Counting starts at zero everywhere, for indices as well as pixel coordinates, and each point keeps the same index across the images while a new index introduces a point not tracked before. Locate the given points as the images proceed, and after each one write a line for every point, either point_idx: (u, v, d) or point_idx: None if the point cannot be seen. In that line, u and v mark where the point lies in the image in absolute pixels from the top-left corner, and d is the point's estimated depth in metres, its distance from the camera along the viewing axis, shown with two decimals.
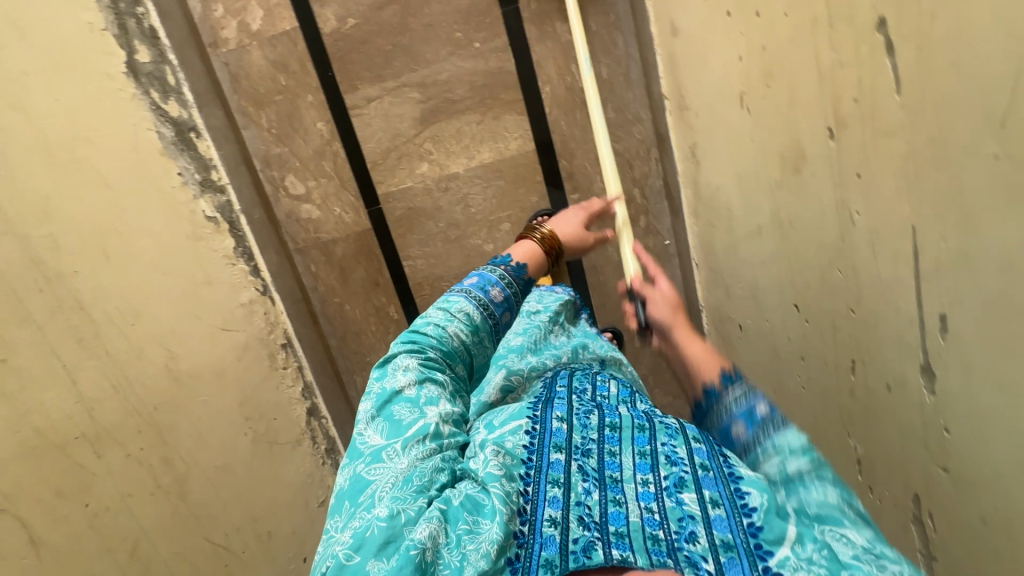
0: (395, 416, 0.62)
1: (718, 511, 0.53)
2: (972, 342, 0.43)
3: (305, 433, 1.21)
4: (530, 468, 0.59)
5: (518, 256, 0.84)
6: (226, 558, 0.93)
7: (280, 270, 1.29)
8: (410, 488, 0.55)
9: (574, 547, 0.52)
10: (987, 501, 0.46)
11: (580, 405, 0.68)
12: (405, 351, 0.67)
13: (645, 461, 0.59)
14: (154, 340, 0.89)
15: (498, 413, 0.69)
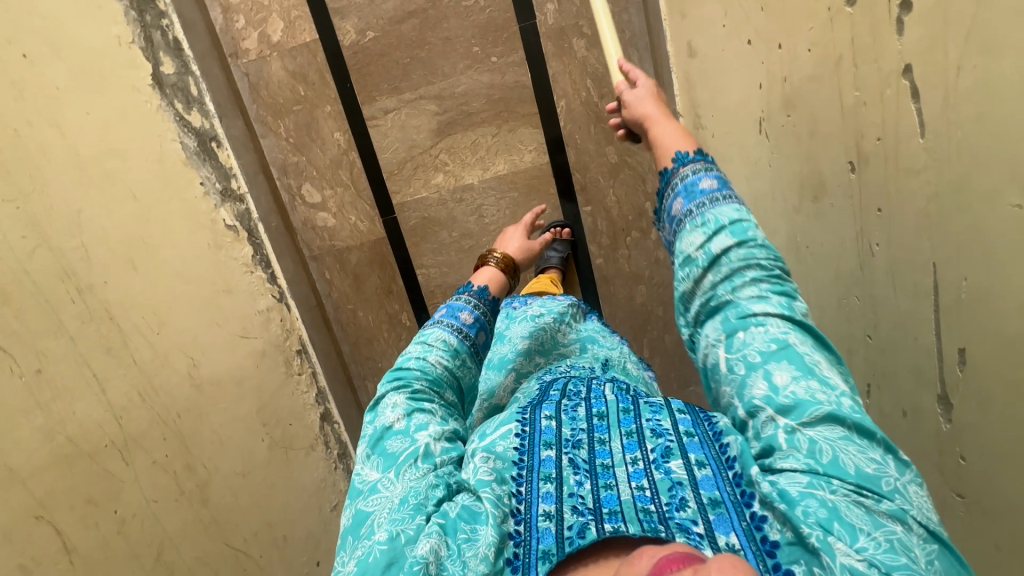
0: (388, 450, 0.60)
1: (705, 471, 0.50)
2: (989, 379, 0.44)
3: (319, 437, 1.26)
4: (522, 468, 0.55)
5: (478, 280, 0.84)
6: (244, 563, 0.95)
7: (294, 277, 1.31)
8: (407, 508, 0.53)
9: (569, 533, 0.48)
10: (1000, 528, 0.47)
11: (568, 401, 0.63)
12: (392, 388, 0.67)
13: (632, 441, 0.55)
14: (179, 349, 0.91)
15: (492, 421, 0.65)
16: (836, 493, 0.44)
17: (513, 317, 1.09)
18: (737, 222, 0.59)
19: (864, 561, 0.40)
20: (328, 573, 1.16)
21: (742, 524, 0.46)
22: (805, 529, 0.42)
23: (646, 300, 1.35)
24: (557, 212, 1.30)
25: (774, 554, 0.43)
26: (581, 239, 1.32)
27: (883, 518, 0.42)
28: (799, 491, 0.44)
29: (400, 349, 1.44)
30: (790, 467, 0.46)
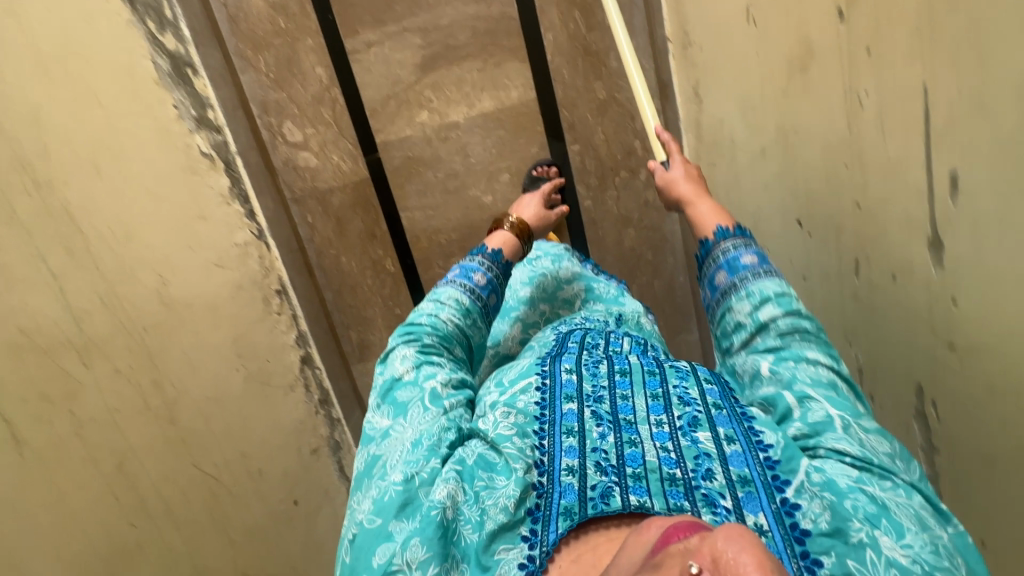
0: (398, 399, 0.67)
1: (734, 447, 0.54)
2: (983, 196, 0.42)
3: (298, 379, 1.22)
4: (544, 423, 0.61)
5: (493, 243, 0.91)
6: (215, 488, 0.91)
7: (275, 217, 1.28)
8: (421, 451, 0.59)
9: (591, 493, 0.52)
10: (993, 367, 0.45)
11: (589, 358, 0.70)
12: (403, 342, 0.73)
13: (657, 403, 0.60)
14: (147, 265, 0.88)
15: (511, 370, 0.73)
16: (883, 491, 0.49)
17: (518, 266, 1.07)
18: (784, 296, 0.65)
19: (906, 555, 0.44)
20: (306, 513, 1.14)
21: (772, 505, 0.49)
22: (852, 520, 0.47)
23: (635, 245, 1.33)
24: (544, 151, 1.27)
25: (803, 541, 0.46)
26: (570, 180, 1.28)
27: (925, 519, 0.48)
28: (849, 485, 0.49)
29: (384, 297, 1.42)
30: (842, 450, 0.53)
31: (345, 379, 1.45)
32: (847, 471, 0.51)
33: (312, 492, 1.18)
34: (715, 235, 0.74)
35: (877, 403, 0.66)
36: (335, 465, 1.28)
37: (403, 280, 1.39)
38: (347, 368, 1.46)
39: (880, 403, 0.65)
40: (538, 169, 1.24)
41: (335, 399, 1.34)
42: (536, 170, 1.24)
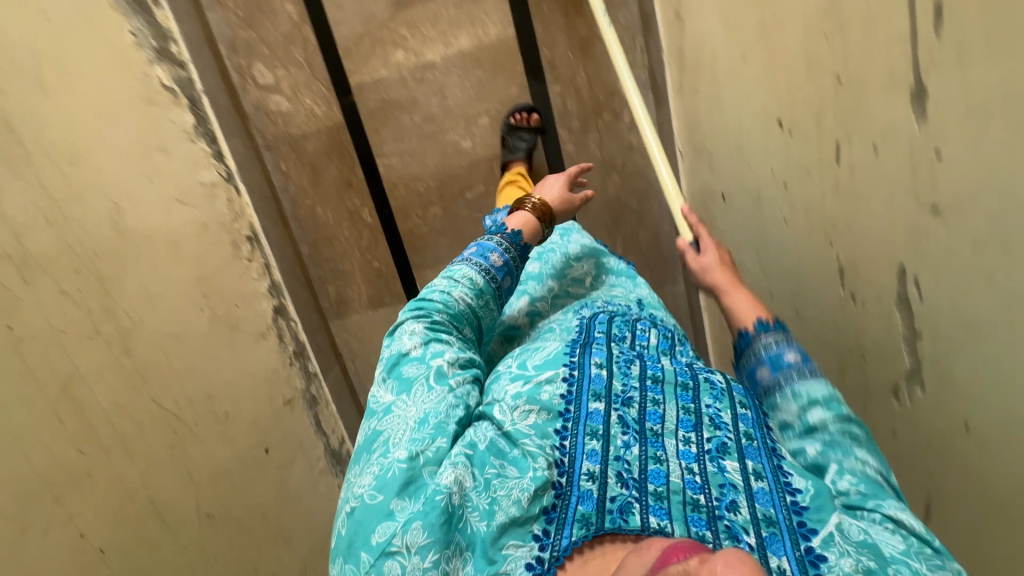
0: (404, 375, 0.61)
1: (761, 484, 0.52)
2: (965, 17, 0.36)
3: (271, 328, 1.18)
4: (567, 420, 0.58)
5: (512, 225, 0.80)
6: (175, 426, 0.87)
7: (245, 162, 1.23)
8: (427, 429, 0.56)
9: (611, 505, 0.50)
10: (977, 222, 0.39)
11: (620, 354, 0.67)
12: (412, 316, 0.66)
13: (688, 419, 0.58)
14: (98, 189, 0.84)
15: (534, 354, 0.68)
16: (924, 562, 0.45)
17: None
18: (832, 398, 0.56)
19: None
20: (278, 462, 1.10)
21: (795, 552, 0.47)
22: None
23: (619, 192, 1.29)
24: (524, 93, 1.24)
25: None
26: (551, 124, 1.25)
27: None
28: (893, 556, 0.45)
29: (362, 249, 1.38)
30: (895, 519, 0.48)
31: (322, 334, 1.40)
32: (893, 542, 0.47)
33: (286, 442, 1.14)
34: (754, 328, 0.65)
35: (861, 301, 0.57)
36: (310, 418, 1.25)
37: (381, 231, 1.36)
38: (324, 324, 1.42)
39: (860, 305, 0.58)
40: (515, 116, 1.21)
41: (311, 351, 1.31)
42: (513, 117, 1.22)
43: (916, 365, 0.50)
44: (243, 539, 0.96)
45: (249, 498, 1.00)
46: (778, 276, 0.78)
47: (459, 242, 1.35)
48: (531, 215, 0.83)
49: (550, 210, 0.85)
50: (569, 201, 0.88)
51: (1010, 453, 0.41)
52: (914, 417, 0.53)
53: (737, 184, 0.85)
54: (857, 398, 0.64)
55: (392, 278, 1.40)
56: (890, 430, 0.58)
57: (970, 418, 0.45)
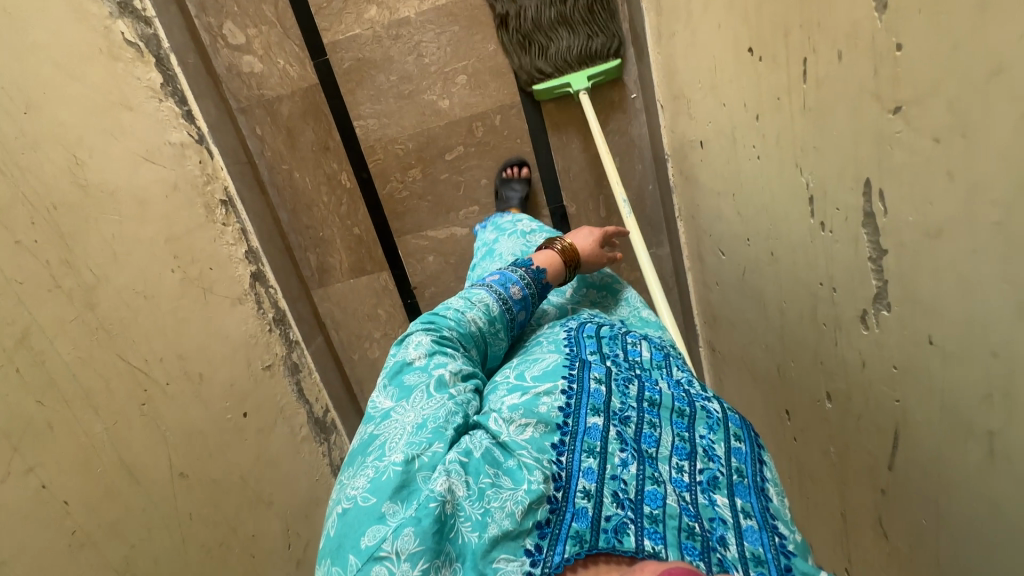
0: (405, 383, 0.55)
1: (750, 522, 0.49)
2: None
3: (249, 293, 1.17)
4: (565, 435, 0.52)
5: (539, 262, 0.74)
6: (146, 384, 0.86)
7: (218, 124, 1.20)
8: (425, 434, 0.49)
9: (606, 525, 0.46)
10: (936, 113, 0.37)
11: (619, 370, 0.60)
12: (421, 328, 0.60)
13: (683, 447, 0.54)
14: (56, 141, 0.82)
15: (532, 364, 0.62)
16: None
17: (518, 220, 0.99)
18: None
19: None
20: (257, 426, 1.09)
21: None
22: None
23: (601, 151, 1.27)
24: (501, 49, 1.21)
25: None
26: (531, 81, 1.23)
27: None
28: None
29: (342, 215, 1.35)
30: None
31: (304, 302, 1.39)
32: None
33: (265, 407, 1.13)
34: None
35: (829, 228, 0.55)
36: (291, 385, 1.23)
37: (361, 196, 1.33)
38: (306, 293, 1.41)
39: (829, 232, 0.55)
40: (506, 171, 1.27)
41: (292, 319, 1.29)
42: (505, 171, 1.28)
43: (882, 285, 0.48)
44: (220, 499, 0.95)
45: (226, 459, 0.99)
46: (753, 218, 0.76)
47: (440, 206, 1.33)
48: (558, 257, 0.76)
49: (578, 257, 0.77)
50: (599, 256, 0.80)
51: (971, 358, 0.39)
52: (881, 342, 0.51)
53: (714, 128, 0.83)
54: (830, 333, 0.61)
55: (373, 245, 1.38)
56: (859, 359, 0.55)
57: (934, 333, 0.43)
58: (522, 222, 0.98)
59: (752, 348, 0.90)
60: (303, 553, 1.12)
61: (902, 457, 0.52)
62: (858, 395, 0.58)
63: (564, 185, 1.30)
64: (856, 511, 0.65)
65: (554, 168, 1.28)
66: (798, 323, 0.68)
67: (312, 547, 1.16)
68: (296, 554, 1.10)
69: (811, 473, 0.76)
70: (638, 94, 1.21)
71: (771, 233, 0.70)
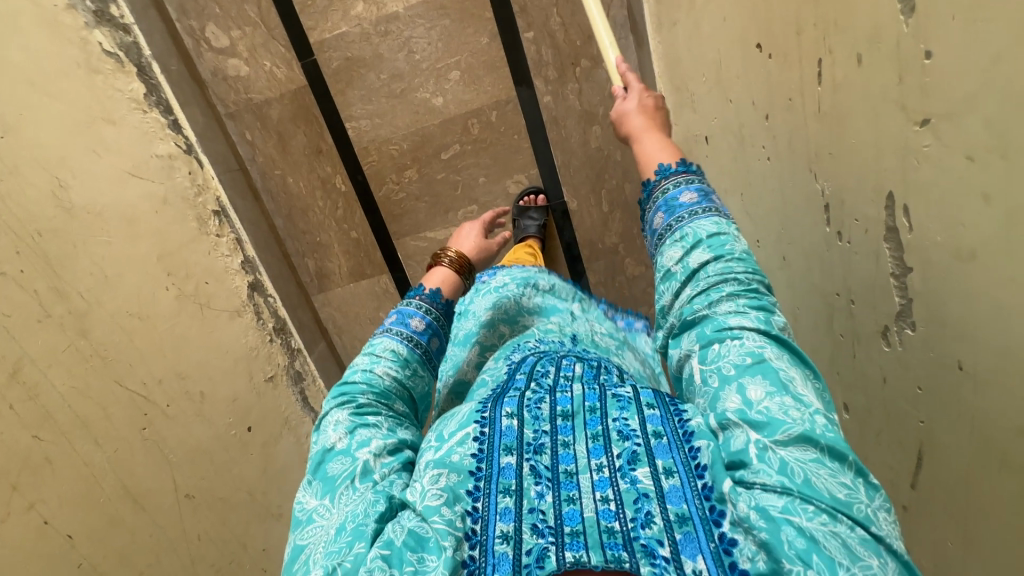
0: (328, 474, 0.51)
1: (672, 482, 0.40)
2: None
3: (247, 305, 1.16)
4: (479, 480, 0.43)
5: (431, 281, 0.84)
6: (146, 408, 0.85)
7: (206, 132, 1.17)
8: (344, 538, 0.44)
9: (526, 560, 0.38)
10: (972, 131, 0.34)
11: (532, 394, 0.50)
12: (336, 405, 0.59)
13: (599, 444, 0.44)
14: (35, 163, 0.79)
15: (445, 420, 0.51)
16: (812, 519, 0.36)
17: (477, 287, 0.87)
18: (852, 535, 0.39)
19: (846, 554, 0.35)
20: (262, 439, 1.09)
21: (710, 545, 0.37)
22: (786, 564, 0.35)
23: (602, 144, 1.22)
24: (495, 42, 1.17)
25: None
26: (526, 74, 1.18)
27: (857, 550, 0.35)
28: (773, 515, 0.37)
29: (338, 219, 1.32)
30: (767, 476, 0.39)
31: (304, 309, 1.37)
32: (772, 500, 0.38)
33: (269, 420, 1.12)
34: None
35: (847, 238, 0.52)
36: (295, 393, 1.23)
37: (356, 199, 1.30)
38: (306, 299, 1.39)
39: (846, 242, 0.52)
40: (524, 200, 1.25)
41: (293, 328, 1.28)
42: (523, 200, 1.26)
43: (906, 303, 0.45)
44: (229, 516, 0.95)
45: (232, 476, 0.98)
46: (763, 220, 0.73)
47: (437, 206, 1.30)
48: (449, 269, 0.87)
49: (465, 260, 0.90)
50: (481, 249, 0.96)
51: (1004, 388, 0.37)
52: (903, 360, 0.48)
53: (719, 123, 0.79)
54: (847, 344, 0.58)
55: (371, 248, 1.35)
56: (880, 375, 0.53)
57: (964, 359, 0.40)
58: (485, 279, 0.89)
59: None
60: None
61: (925, 477, 0.50)
62: (877, 410, 0.56)
63: (564, 181, 1.26)
64: None
65: (553, 163, 1.25)
66: (813, 331, 0.66)
67: None
68: None
69: None
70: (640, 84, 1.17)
71: (784, 237, 0.67)
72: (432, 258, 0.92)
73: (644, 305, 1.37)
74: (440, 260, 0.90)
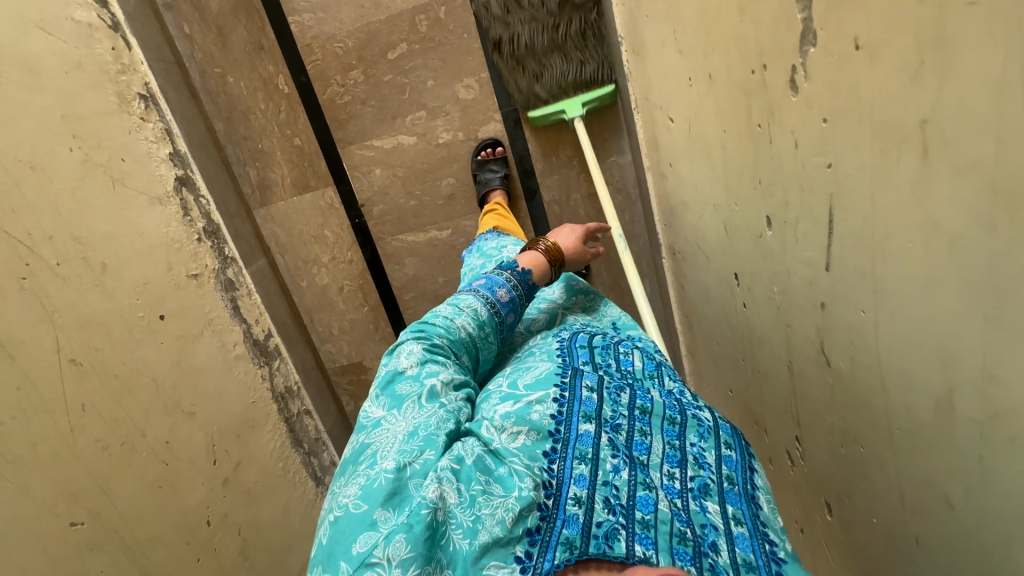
0: (397, 392, 0.57)
1: (740, 529, 0.52)
2: None
3: (173, 196, 1.08)
4: (557, 441, 0.55)
5: (524, 263, 0.77)
6: (27, 258, 0.78)
7: (137, 15, 1.10)
8: (416, 441, 0.51)
9: (597, 530, 0.49)
10: None
11: (611, 380, 0.63)
12: (413, 337, 0.63)
13: (674, 454, 0.57)
14: None
15: (524, 372, 0.64)
16: None
17: (500, 242, 1.04)
18: None
19: None
20: (177, 330, 1.00)
21: None
22: None
23: None
24: None
25: None
26: None
27: None
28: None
29: (281, 124, 1.26)
30: None
31: (244, 220, 1.30)
32: None
33: (189, 316, 1.03)
34: None
35: None
36: (223, 299, 1.14)
37: (300, 101, 1.24)
38: (246, 211, 1.32)
39: None
40: (482, 153, 1.25)
41: (226, 232, 1.21)
42: (481, 154, 1.25)
43: (808, 14, 0.39)
44: (124, 397, 0.87)
45: (134, 357, 0.91)
46: (691, 49, 0.67)
47: (384, 112, 1.24)
48: (542, 256, 0.79)
49: (563, 254, 0.81)
50: (581, 251, 0.84)
51: (895, 29, 0.31)
52: (810, 99, 0.42)
53: None
54: (764, 134, 0.52)
55: (315, 157, 1.29)
56: (792, 142, 0.47)
57: (860, 33, 0.34)
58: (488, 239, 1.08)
59: (704, 221, 0.81)
60: (232, 473, 1.04)
61: (837, 248, 0.44)
62: (795, 199, 0.49)
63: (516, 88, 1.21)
64: (801, 353, 0.57)
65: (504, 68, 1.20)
66: (738, 151, 0.60)
67: (243, 468, 1.07)
68: (222, 472, 1.02)
69: (761, 336, 0.69)
70: None
71: (707, 52, 0.62)
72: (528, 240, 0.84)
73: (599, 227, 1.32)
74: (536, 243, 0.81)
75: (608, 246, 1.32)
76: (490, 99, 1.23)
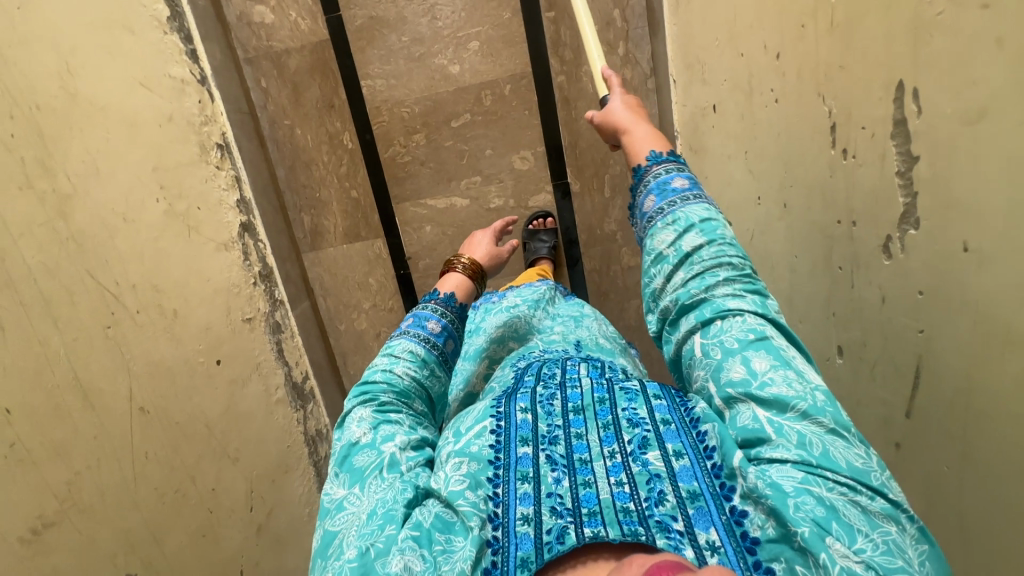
0: (355, 466, 0.52)
1: (682, 462, 0.44)
2: None
3: (236, 242, 1.10)
4: (498, 467, 0.47)
5: (446, 288, 0.76)
6: (113, 307, 0.82)
7: (222, 70, 1.17)
8: (375, 521, 0.46)
9: (548, 537, 0.41)
10: None
11: (543, 390, 0.55)
12: (358, 403, 0.58)
13: (610, 432, 0.48)
14: (49, 44, 0.79)
15: (462, 417, 0.56)
16: (832, 491, 0.39)
17: (490, 310, 0.97)
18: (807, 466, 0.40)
19: (864, 564, 0.36)
20: (230, 376, 1.02)
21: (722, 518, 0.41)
22: (794, 528, 0.38)
23: None
24: (517, 17, 1.20)
25: (755, 551, 0.39)
26: (542, 50, 1.21)
27: (876, 517, 0.38)
28: (794, 487, 0.39)
29: (342, 176, 1.32)
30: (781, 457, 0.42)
31: (293, 264, 1.33)
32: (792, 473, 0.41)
33: (240, 360, 1.05)
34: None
35: (853, 153, 0.51)
36: (271, 344, 1.15)
37: (362, 157, 1.30)
38: (297, 254, 1.36)
39: (852, 157, 0.52)
40: (533, 223, 1.30)
41: (277, 277, 1.22)
42: (532, 224, 1.30)
43: (911, 201, 0.45)
44: (181, 443, 0.89)
45: (192, 404, 0.93)
46: (764, 172, 0.73)
47: (441, 174, 1.30)
48: (463, 276, 0.80)
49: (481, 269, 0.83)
50: (496, 257, 0.88)
51: (1011, 259, 0.36)
52: (905, 268, 0.47)
53: (727, 86, 0.81)
54: (845, 276, 0.57)
55: (369, 209, 1.34)
56: (878, 297, 0.52)
57: (969, 238, 0.39)
58: (496, 300, 0.99)
59: None
60: (265, 520, 1.05)
61: (921, 398, 0.48)
62: (874, 337, 0.54)
63: (568, 162, 1.28)
64: None
65: (559, 143, 1.26)
66: (810, 276, 0.65)
67: (276, 514, 1.08)
68: (257, 519, 1.02)
69: None
70: (651, 71, 1.18)
71: (784, 184, 0.67)
72: (446, 262, 0.85)
73: (634, 297, 1.36)
74: (455, 265, 0.82)
75: (642, 316, 1.37)
76: (543, 170, 1.29)
